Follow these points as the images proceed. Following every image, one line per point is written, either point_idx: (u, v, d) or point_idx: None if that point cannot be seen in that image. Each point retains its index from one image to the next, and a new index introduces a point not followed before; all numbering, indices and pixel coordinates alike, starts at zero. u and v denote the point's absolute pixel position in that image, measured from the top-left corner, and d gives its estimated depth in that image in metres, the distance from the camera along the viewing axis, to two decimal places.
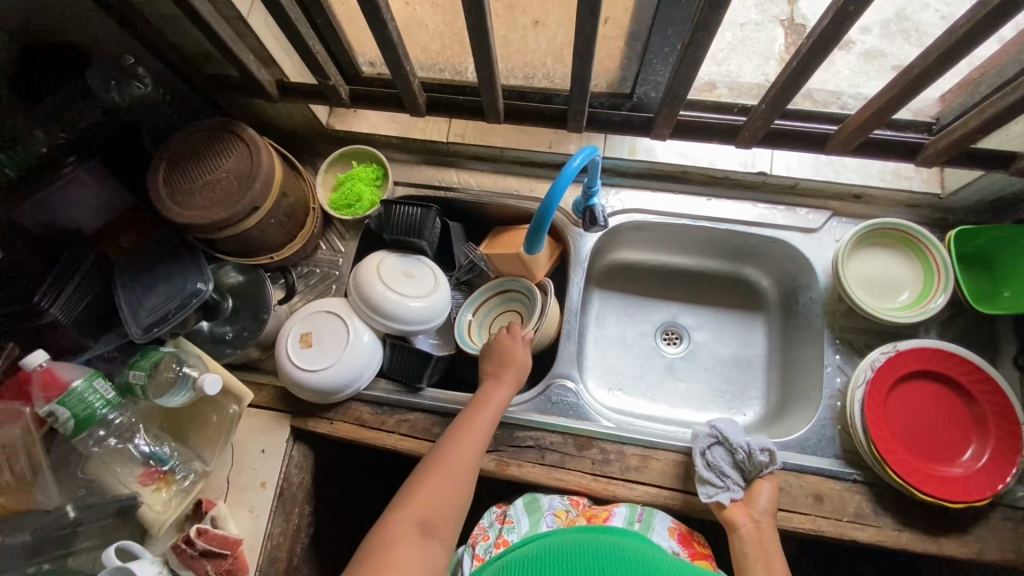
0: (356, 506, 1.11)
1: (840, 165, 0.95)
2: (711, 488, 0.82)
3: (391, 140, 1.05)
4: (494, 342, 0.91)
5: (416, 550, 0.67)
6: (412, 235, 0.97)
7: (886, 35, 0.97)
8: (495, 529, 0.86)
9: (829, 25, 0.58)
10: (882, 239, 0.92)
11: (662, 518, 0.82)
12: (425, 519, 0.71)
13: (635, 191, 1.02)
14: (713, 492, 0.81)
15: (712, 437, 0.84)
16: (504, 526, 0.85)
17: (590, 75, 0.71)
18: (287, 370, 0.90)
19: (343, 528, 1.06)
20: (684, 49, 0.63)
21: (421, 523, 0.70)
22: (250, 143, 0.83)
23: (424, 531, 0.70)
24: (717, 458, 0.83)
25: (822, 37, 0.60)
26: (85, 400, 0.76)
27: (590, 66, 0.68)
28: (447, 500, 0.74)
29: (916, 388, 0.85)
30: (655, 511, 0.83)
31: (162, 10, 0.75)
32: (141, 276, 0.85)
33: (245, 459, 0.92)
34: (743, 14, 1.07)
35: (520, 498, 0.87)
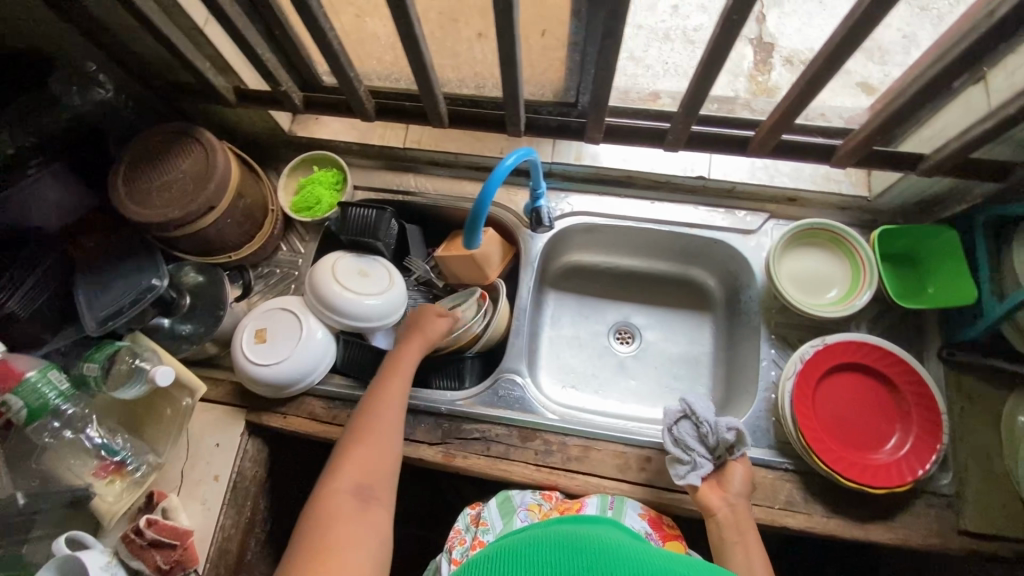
0: None
1: (774, 170, 1.01)
2: (681, 467, 0.84)
3: (350, 146, 1.09)
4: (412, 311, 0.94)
5: (356, 516, 0.71)
6: (368, 236, 1.01)
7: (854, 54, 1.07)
8: (470, 533, 0.85)
9: (721, 34, 0.63)
10: (812, 239, 0.97)
11: (632, 504, 0.85)
12: (361, 484, 0.75)
13: (583, 194, 1.06)
14: (683, 472, 0.83)
15: (680, 412, 0.86)
16: (478, 529, 0.84)
17: (519, 81, 0.76)
18: (241, 365, 0.93)
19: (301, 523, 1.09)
20: (599, 56, 0.69)
21: (354, 496, 0.73)
22: (206, 145, 0.87)
23: (361, 496, 0.74)
24: (683, 434, 0.84)
25: (719, 47, 0.65)
26: (39, 391, 0.79)
27: (516, 72, 0.73)
28: (378, 467, 0.78)
29: (844, 381, 0.89)
30: (626, 499, 0.85)
31: (121, 20, 0.80)
32: (99, 273, 0.88)
33: (199, 453, 0.93)
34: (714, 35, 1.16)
35: (492, 498, 0.87)
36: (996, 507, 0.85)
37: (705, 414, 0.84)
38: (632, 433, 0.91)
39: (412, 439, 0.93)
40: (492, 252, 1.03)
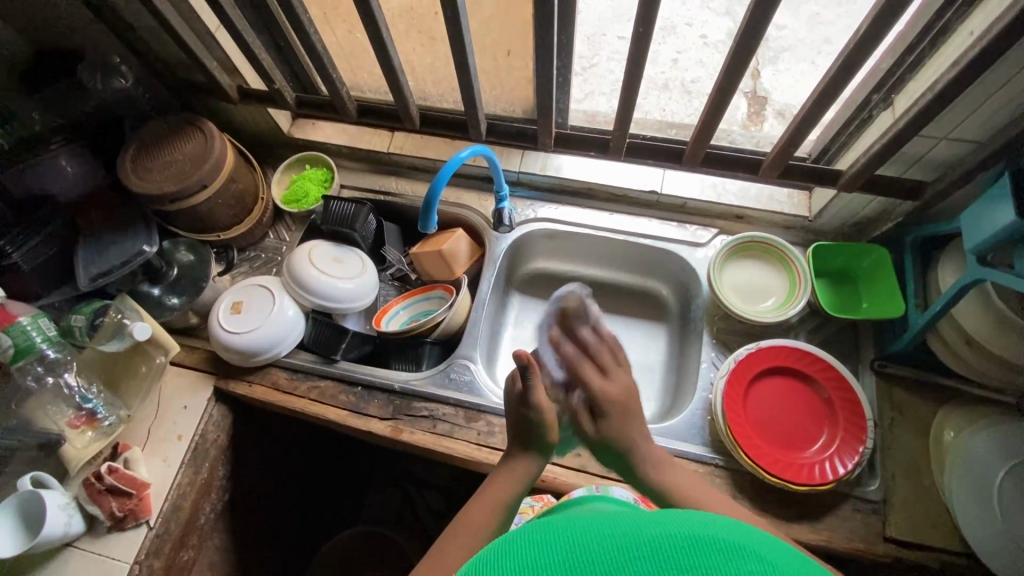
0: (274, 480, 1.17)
1: (722, 189, 1.09)
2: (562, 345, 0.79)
3: (341, 150, 1.21)
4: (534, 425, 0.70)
5: None
6: (345, 226, 1.11)
7: None
8: None
9: (634, 58, 0.74)
10: (752, 252, 1.03)
11: (618, 488, 0.87)
12: None
13: (547, 203, 1.15)
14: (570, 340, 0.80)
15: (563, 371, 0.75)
16: None
17: (474, 88, 0.86)
18: (215, 332, 1.01)
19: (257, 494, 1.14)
20: (540, 67, 0.79)
21: None
22: (206, 132, 0.99)
23: None
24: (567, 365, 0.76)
25: (634, 68, 0.75)
26: (27, 333, 0.88)
27: (471, 79, 0.84)
28: None
29: (775, 383, 0.94)
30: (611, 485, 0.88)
31: (145, 22, 0.94)
32: (98, 239, 0.98)
33: (167, 412, 1.00)
34: (705, 86, 1.30)
35: None
36: (922, 517, 0.86)
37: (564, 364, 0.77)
38: None
39: (364, 413, 0.98)
40: (459, 249, 1.12)
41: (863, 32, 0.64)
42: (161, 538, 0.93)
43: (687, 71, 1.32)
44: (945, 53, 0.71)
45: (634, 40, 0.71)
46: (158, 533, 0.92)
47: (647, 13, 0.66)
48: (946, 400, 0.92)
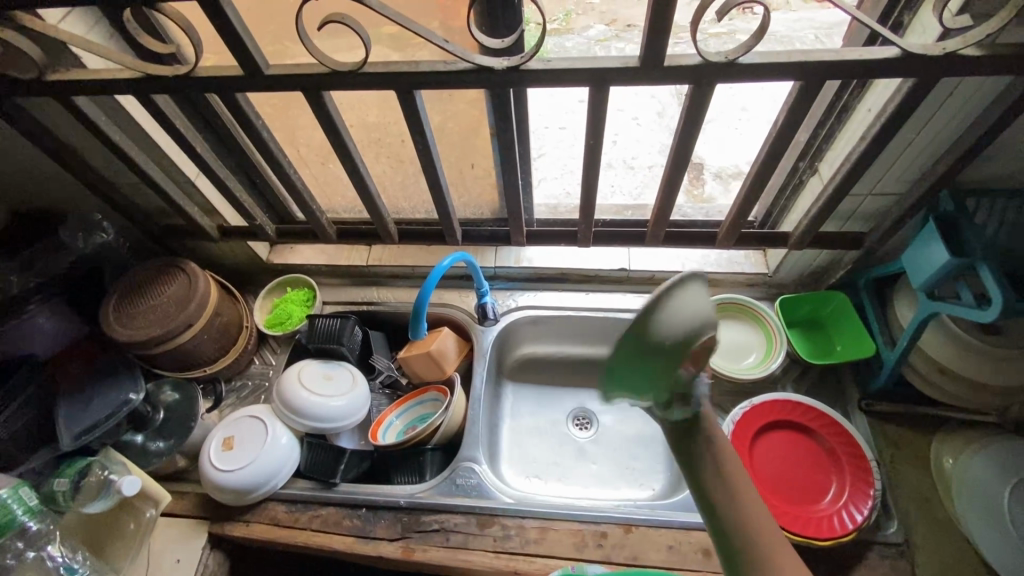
0: None
1: (685, 258, 1.16)
2: None
3: (321, 268, 1.25)
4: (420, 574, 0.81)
5: None
6: (333, 342, 1.12)
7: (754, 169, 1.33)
8: None
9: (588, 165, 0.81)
10: (725, 313, 1.10)
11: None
12: None
13: (526, 292, 1.20)
14: None
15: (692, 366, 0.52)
16: None
17: (447, 202, 0.93)
18: (207, 473, 0.97)
19: None
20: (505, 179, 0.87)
21: None
22: (190, 273, 1.02)
23: None
24: None
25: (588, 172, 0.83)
26: (7, 507, 0.82)
27: (445, 197, 0.91)
28: None
29: (774, 438, 0.96)
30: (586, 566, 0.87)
31: (127, 180, 0.99)
32: (80, 394, 0.96)
33: (159, 570, 0.93)
34: (641, 162, 1.42)
35: None
36: (947, 552, 0.86)
37: None
38: (587, 509, 0.93)
39: (372, 536, 0.94)
40: (448, 349, 1.14)
41: (781, 126, 0.74)
42: None
43: (627, 150, 1.44)
44: (852, 126, 0.82)
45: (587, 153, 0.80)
46: None
47: (595, 128, 0.74)
48: (935, 429, 0.96)
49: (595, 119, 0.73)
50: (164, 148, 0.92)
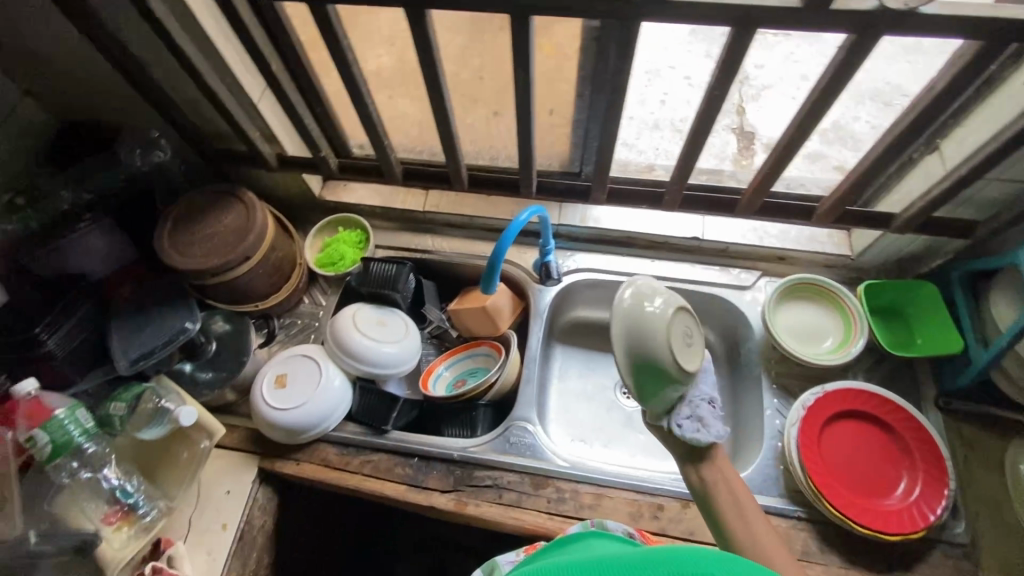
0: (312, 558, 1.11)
1: (763, 232, 1.09)
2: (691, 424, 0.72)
3: (373, 209, 1.20)
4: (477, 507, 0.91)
5: None
6: (386, 288, 1.09)
7: (831, 142, 1.24)
8: None
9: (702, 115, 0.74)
10: (801, 294, 1.04)
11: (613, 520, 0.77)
12: None
13: (587, 253, 1.14)
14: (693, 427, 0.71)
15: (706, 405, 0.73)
16: None
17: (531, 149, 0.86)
18: (260, 409, 0.95)
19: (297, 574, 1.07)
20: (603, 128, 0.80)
21: None
22: (247, 203, 0.97)
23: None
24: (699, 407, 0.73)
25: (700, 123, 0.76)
26: (64, 428, 0.82)
27: (531, 143, 0.84)
28: None
29: (845, 427, 0.93)
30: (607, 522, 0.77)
31: (187, 96, 0.92)
32: (135, 319, 0.94)
33: (210, 499, 0.94)
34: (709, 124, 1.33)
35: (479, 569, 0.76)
36: (1014, 558, 0.84)
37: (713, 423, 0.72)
38: (644, 480, 0.92)
39: (424, 486, 0.93)
40: (503, 305, 1.10)
41: None
42: None
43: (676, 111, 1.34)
44: (999, 102, 0.74)
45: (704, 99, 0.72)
46: None
47: (722, 76, 0.67)
48: (1013, 433, 0.92)
49: (725, 66, 0.67)
50: (232, 65, 0.85)
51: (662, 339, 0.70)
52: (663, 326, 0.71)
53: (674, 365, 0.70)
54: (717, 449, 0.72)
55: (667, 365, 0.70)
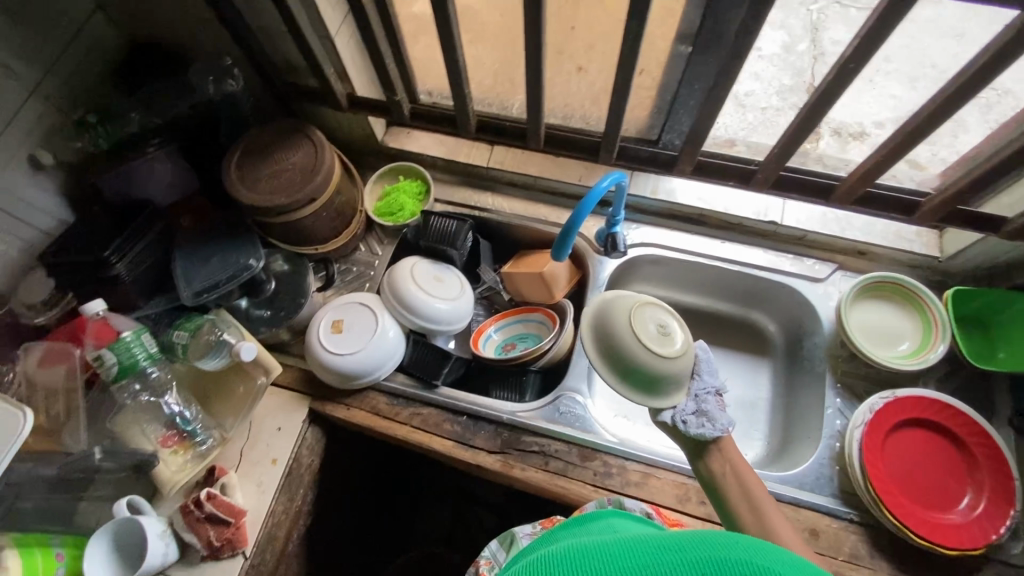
0: (346, 498, 1.14)
1: (847, 223, 1.03)
2: (698, 420, 0.74)
3: (436, 160, 1.16)
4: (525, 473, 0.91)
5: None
6: (445, 243, 1.06)
7: None
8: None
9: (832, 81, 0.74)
10: (880, 292, 0.98)
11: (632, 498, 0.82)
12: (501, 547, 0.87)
13: (654, 227, 1.09)
14: (702, 424, 0.73)
15: (709, 394, 0.76)
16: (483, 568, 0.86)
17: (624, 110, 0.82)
18: (315, 352, 0.96)
19: (334, 513, 1.10)
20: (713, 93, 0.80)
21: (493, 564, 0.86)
22: (316, 143, 0.94)
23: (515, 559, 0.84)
24: (705, 402, 0.75)
25: (829, 88, 0.75)
26: (131, 351, 0.83)
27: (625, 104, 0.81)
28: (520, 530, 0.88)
29: (910, 435, 0.89)
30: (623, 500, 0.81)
31: (266, 24, 0.89)
32: (198, 250, 0.93)
33: (262, 434, 0.95)
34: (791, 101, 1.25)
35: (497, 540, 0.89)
36: None
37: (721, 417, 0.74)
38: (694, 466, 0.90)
39: (471, 445, 0.94)
40: (561, 272, 1.07)
41: None
42: (257, 569, 0.89)
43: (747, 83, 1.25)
44: None
45: (843, 57, 0.70)
46: (254, 563, 0.88)
47: None
48: None
49: None
50: None
51: (633, 346, 0.73)
52: (634, 330, 0.73)
53: (653, 365, 0.73)
54: (724, 438, 0.75)
55: (648, 367, 0.73)
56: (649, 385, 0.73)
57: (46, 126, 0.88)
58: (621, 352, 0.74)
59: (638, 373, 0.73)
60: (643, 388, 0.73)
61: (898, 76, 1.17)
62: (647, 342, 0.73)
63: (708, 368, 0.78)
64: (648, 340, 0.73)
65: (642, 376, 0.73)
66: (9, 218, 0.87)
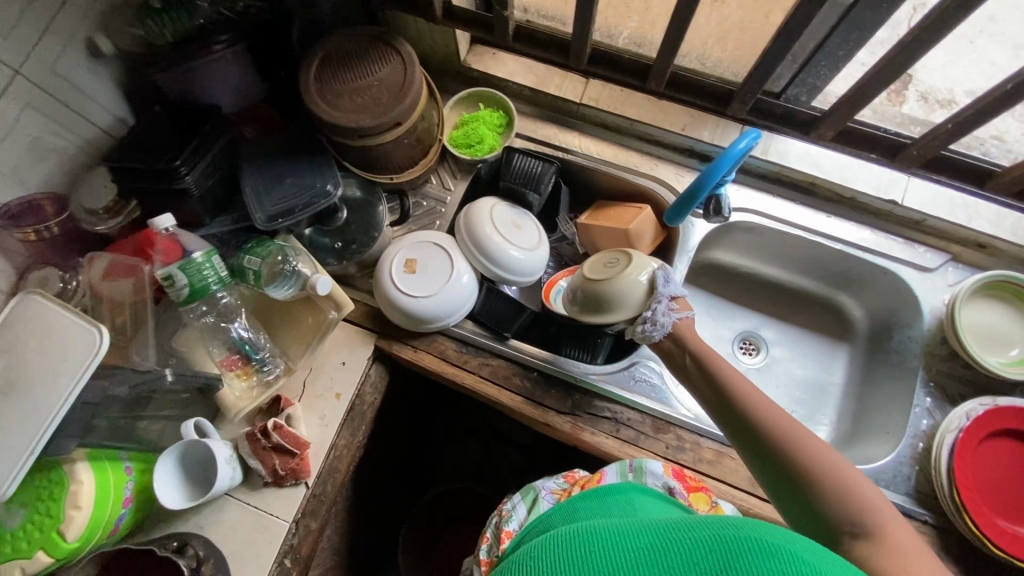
0: (392, 432, 1.13)
1: (974, 211, 0.93)
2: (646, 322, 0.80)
3: (522, 90, 1.05)
4: (596, 436, 0.88)
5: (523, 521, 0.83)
6: (528, 185, 0.98)
7: None
8: (494, 530, 0.84)
9: None
10: (996, 292, 0.91)
11: (653, 464, 0.80)
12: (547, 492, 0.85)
13: (755, 191, 1.00)
14: (647, 326, 0.80)
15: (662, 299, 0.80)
16: (501, 521, 0.83)
17: (785, 51, 0.74)
18: (385, 289, 0.91)
19: (380, 445, 1.09)
20: (902, 47, 0.71)
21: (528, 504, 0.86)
22: (405, 58, 0.83)
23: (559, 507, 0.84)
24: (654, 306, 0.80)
25: None
26: (202, 273, 0.78)
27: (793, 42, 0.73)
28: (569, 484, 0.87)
29: (1004, 447, 0.84)
30: (647, 460, 0.80)
31: None
32: (269, 168, 0.86)
33: (325, 367, 0.92)
34: None
35: (518, 494, 0.87)
36: None
37: (661, 319, 0.79)
38: None
39: (541, 403, 0.90)
40: (647, 229, 0.98)
41: None
42: (318, 498, 0.88)
43: None
44: None
45: None
46: (315, 494, 0.88)
47: None
48: None
49: None
50: None
51: (582, 279, 0.87)
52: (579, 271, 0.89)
53: (593, 284, 0.84)
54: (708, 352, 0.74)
55: (591, 289, 0.84)
56: (600, 305, 0.83)
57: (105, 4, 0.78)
58: (577, 289, 0.88)
59: (591, 304, 0.84)
60: (597, 310, 0.84)
61: (1005, 39, 0.93)
62: (590, 271, 0.86)
63: (663, 280, 0.81)
64: (592, 271, 0.86)
65: (592, 301, 0.84)
66: (65, 110, 0.79)
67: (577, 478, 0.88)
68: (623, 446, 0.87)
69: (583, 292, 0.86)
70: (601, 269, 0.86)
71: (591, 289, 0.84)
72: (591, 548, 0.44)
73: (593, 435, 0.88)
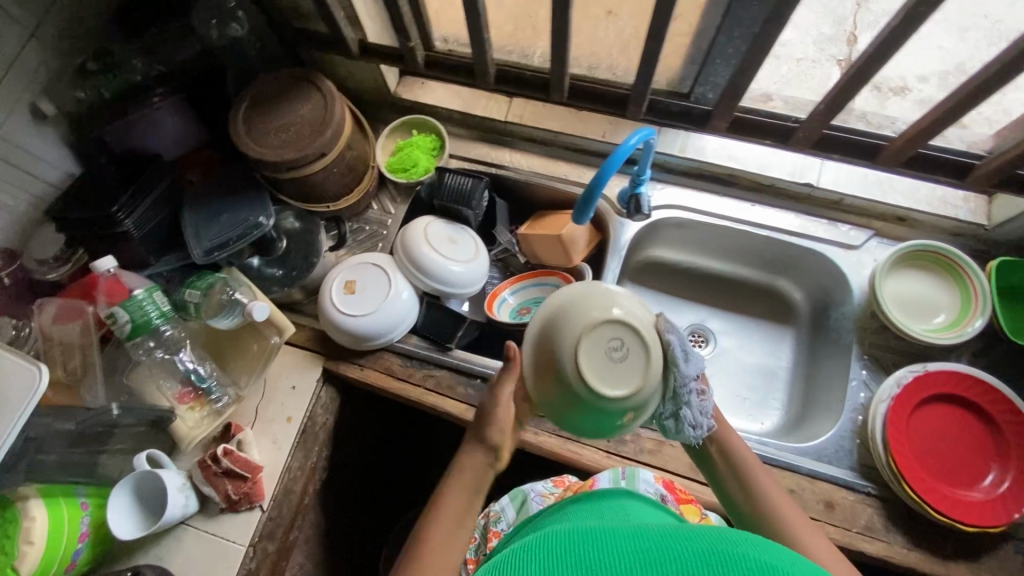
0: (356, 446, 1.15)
1: (888, 187, 0.97)
2: (689, 425, 0.65)
3: (452, 114, 1.10)
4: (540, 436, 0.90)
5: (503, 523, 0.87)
6: (461, 203, 1.02)
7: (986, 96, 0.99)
8: (481, 530, 0.88)
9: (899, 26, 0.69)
10: (918, 261, 0.93)
11: (644, 471, 0.83)
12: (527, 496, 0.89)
13: (680, 188, 1.04)
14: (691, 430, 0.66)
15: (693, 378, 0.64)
16: (489, 522, 0.87)
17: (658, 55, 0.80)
18: (328, 313, 0.94)
19: (345, 464, 1.12)
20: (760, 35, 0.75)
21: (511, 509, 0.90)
22: (325, 93, 0.89)
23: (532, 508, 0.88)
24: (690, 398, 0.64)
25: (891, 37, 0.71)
26: (143, 308, 0.83)
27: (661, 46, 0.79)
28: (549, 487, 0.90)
29: (939, 411, 0.85)
30: (639, 470, 0.83)
31: None
32: (206, 206, 0.91)
33: (275, 393, 0.95)
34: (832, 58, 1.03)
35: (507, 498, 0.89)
36: None
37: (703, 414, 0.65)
38: None
39: None
40: (580, 235, 1.02)
41: None
42: (275, 521, 0.90)
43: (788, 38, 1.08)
44: None
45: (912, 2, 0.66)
46: (272, 517, 0.90)
47: None
48: None
49: None
50: None
51: (580, 383, 0.62)
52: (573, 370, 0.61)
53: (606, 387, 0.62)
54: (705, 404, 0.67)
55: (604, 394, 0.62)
56: (621, 410, 0.63)
57: (46, 73, 0.83)
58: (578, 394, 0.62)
59: (606, 411, 0.63)
60: (617, 415, 0.64)
61: None
62: (587, 371, 0.61)
63: (682, 355, 0.63)
64: (588, 367, 0.61)
65: (612, 409, 0.63)
66: (16, 170, 0.85)
67: (567, 482, 0.90)
68: (566, 442, 0.89)
69: (590, 399, 0.62)
70: (595, 362, 0.61)
71: (603, 393, 0.62)
72: (583, 551, 0.45)
73: (535, 434, 0.90)
